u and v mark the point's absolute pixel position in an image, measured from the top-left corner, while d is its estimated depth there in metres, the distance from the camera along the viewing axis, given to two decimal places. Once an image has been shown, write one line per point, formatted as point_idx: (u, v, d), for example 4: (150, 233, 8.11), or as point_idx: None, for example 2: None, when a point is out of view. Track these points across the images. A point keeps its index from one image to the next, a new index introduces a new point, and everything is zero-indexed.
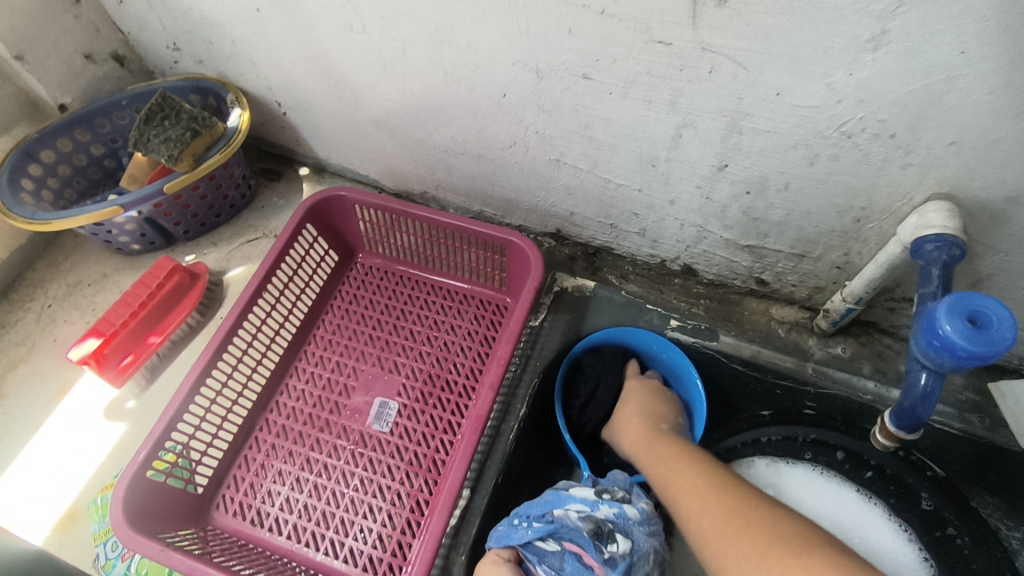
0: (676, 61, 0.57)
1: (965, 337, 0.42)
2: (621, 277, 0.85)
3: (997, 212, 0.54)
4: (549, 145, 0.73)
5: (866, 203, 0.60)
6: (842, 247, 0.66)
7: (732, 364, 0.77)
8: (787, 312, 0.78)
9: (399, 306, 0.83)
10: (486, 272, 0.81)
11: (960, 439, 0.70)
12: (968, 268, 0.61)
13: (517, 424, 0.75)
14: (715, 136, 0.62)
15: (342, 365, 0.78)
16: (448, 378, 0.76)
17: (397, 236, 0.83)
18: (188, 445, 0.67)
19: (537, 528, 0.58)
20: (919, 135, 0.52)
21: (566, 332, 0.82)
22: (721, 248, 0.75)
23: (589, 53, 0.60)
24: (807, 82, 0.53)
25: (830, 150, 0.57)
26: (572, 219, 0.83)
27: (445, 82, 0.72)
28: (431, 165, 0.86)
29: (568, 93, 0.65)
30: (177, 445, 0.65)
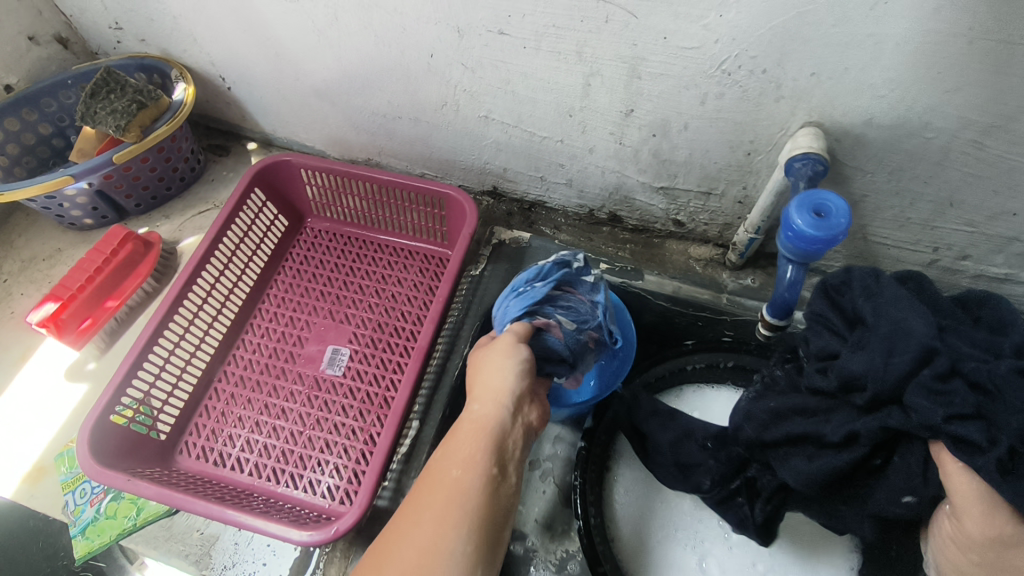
0: (577, 13, 0.60)
1: (812, 226, 0.48)
2: (555, 228, 0.91)
3: (858, 135, 0.62)
4: (477, 102, 0.77)
5: (752, 136, 0.67)
6: (740, 180, 0.73)
7: (658, 301, 0.86)
8: (703, 250, 0.86)
9: (348, 263, 0.88)
10: (428, 227, 0.87)
11: None
12: (843, 190, 0.69)
13: (461, 360, 0.80)
14: (619, 83, 0.67)
15: (296, 319, 0.83)
16: (395, 324, 0.82)
17: (343, 198, 0.88)
18: (148, 395, 0.73)
19: (522, 300, 0.67)
20: (785, 68, 0.58)
21: (505, 280, 0.87)
22: (639, 192, 0.81)
23: (501, 9, 0.63)
24: (688, 25, 0.58)
25: (715, 89, 0.63)
26: (505, 175, 0.88)
27: (377, 46, 0.74)
28: (372, 132, 0.89)
29: (487, 50, 0.69)
30: (136, 398, 0.72)
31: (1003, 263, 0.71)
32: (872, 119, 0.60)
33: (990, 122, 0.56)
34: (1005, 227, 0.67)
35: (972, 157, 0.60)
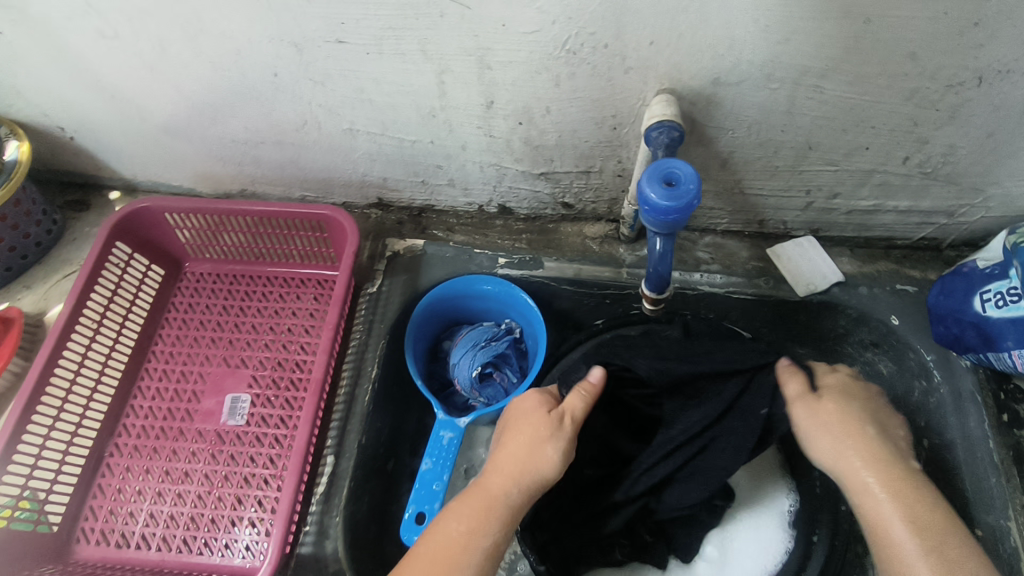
0: (409, 11, 0.58)
1: (667, 198, 0.48)
2: (448, 230, 0.89)
3: (710, 95, 0.62)
4: (336, 116, 0.73)
5: (614, 110, 0.66)
6: (613, 155, 0.73)
7: (562, 286, 0.85)
8: (597, 228, 0.86)
9: (237, 303, 0.83)
10: (314, 251, 0.83)
11: (756, 301, 0.82)
12: (711, 150, 0.70)
13: (370, 385, 0.78)
14: (472, 76, 0.65)
15: (188, 373, 0.78)
16: (294, 360, 0.78)
17: (218, 236, 0.83)
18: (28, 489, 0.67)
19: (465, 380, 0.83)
20: (625, 40, 0.58)
21: (405, 291, 0.84)
22: (522, 181, 0.80)
23: (332, 18, 0.60)
24: (522, 9, 0.56)
25: (566, 69, 0.62)
26: (386, 184, 0.85)
27: (215, 72, 0.69)
28: (238, 161, 0.84)
29: (331, 61, 0.65)
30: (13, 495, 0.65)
31: (870, 196, 0.74)
32: (719, 78, 0.60)
33: (823, 65, 0.58)
34: (862, 162, 0.69)
35: (816, 101, 0.62)
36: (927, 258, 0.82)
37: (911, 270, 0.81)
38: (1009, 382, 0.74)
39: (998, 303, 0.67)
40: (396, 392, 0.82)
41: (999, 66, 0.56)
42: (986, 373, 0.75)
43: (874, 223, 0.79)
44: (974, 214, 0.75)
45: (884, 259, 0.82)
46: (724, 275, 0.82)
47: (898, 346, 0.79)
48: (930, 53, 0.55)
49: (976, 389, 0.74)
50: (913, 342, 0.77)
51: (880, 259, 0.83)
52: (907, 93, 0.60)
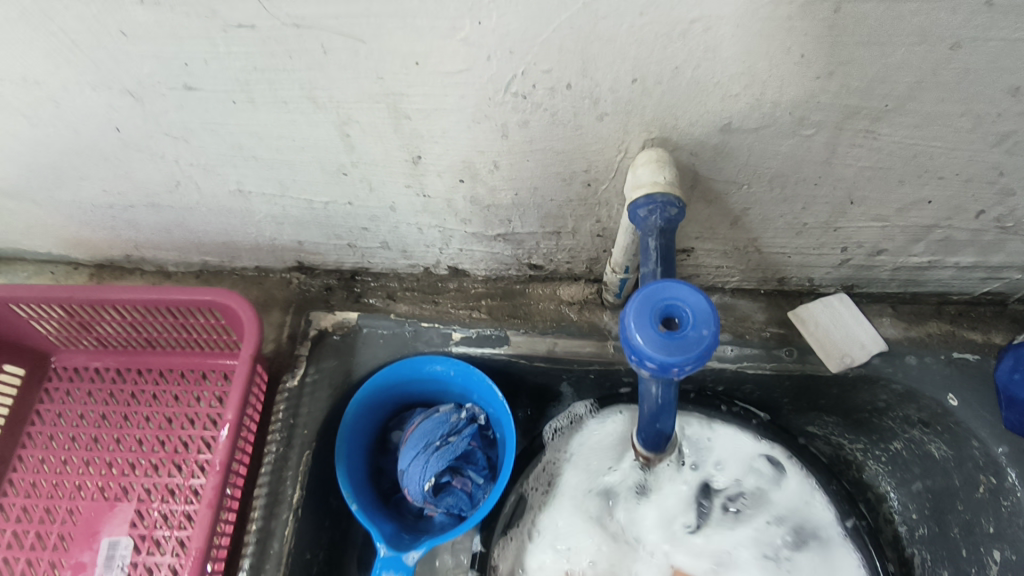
0: (277, 46, 0.39)
1: (665, 346, 0.30)
2: (388, 297, 0.71)
3: (719, 144, 0.44)
4: (217, 176, 0.55)
5: (586, 164, 0.48)
6: (590, 214, 0.55)
7: (534, 365, 0.67)
8: (574, 290, 0.69)
9: (120, 409, 0.65)
10: (215, 338, 0.65)
11: (777, 376, 0.65)
12: (719, 207, 0.52)
13: (291, 514, 0.60)
14: (385, 128, 0.46)
15: (53, 510, 0.61)
16: (192, 486, 0.60)
17: (88, 325, 0.64)
18: None
19: (421, 494, 0.66)
20: (595, 78, 0.39)
21: (335, 382, 0.66)
22: (475, 243, 0.62)
23: (169, 56, 0.41)
24: (439, 41, 0.37)
25: (515, 117, 0.44)
26: (303, 248, 0.67)
27: (36, 127, 0.50)
28: (110, 227, 0.65)
29: (187, 112, 0.47)
30: None
31: (925, 251, 0.57)
32: (731, 125, 0.42)
33: (883, 105, 0.40)
34: (921, 216, 0.52)
35: (867, 149, 0.44)
36: (989, 315, 0.66)
37: (970, 333, 0.65)
38: None
39: None
40: (325, 512, 0.65)
41: None
42: None
43: (925, 280, 0.62)
44: None
45: (935, 319, 0.66)
46: (737, 346, 0.65)
47: (956, 431, 0.63)
48: None
49: None
50: (977, 429, 0.61)
51: (931, 319, 0.66)
52: (997, 137, 0.42)
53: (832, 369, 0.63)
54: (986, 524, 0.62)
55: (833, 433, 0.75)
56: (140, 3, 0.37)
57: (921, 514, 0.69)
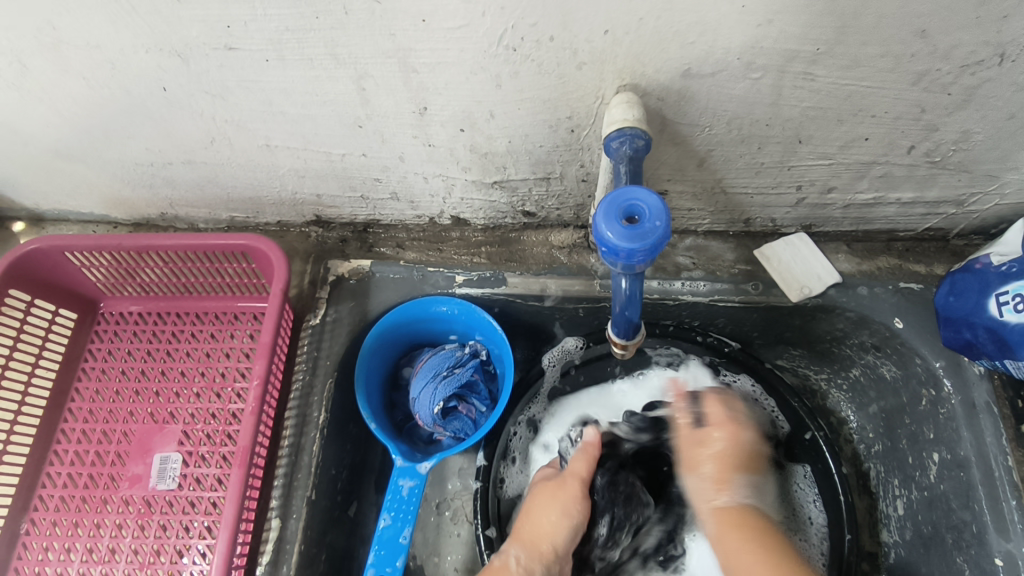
0: (306, 9, 0.47)
1: (628, 238, 0.38)
2: (398, 246, 0.79)
3: (681, 89, 0.52)
4: (248, 132, 0.62)
5: (569, 111, 0.56)
6: (574, 159, 0.63)
7: (529, 303, 0.75)
8: (564, 236, 0.77)
9: (163, 346, 0.73)
10: (245, 282, 0.73)
11: (745, 308, 0.73)
12: (686, 149, 0.60)
13: (318, 432, 0.69)
14: (396, 81, 0.54)
15: (110, 432, 0.69)
16: (230, 409, 0.69)
17: (133, 272, 0.72)
18: None
19: (430, 418, 0.74)
20: (573, 31, 0.47)
21: (353, 320, 0.75)
22: (474, 191, 0.70)
23: (214, 19, 0.49)
24: (442, 0, 0.45)
25: (507, 68, 0.51)
26: (321, 201, 0.75)
27: (93, 88, 0.58)
28: (149, 184, 0.73)
29: (226, 71, 0.54)
30: None
31: (870, 188, 0.65)
32: (689, 70, 0.50)
33: (814, 49, 0.48)
34: (861, 153, 0.60)
35: (806, 90, 0.52)
36: (933, 250, 0.74)
37: (915, 265, 0.73)
38: None
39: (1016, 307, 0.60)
40: (346, 435, 0.74)
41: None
42: (1001, 379, 0.67)
43: (874, 217, 0.70)
44: (986, 202, 0.66)
45: (885, 254, 0.74)
46: (709, 282, 0.73)
47: (902, 351, 0.71)
48: (943, 28, 0.45)
49: (991, 400, 0.66)
50: (919, 348, 0.69)
51: (881, 254, 0.74)
52: (914, 77, 0.50)
53: (792, 299, 0.72)
54: (929, 432, 0.70)
55: (799, 365, 0.83)
56: None
57: (876, 432, 0.78)
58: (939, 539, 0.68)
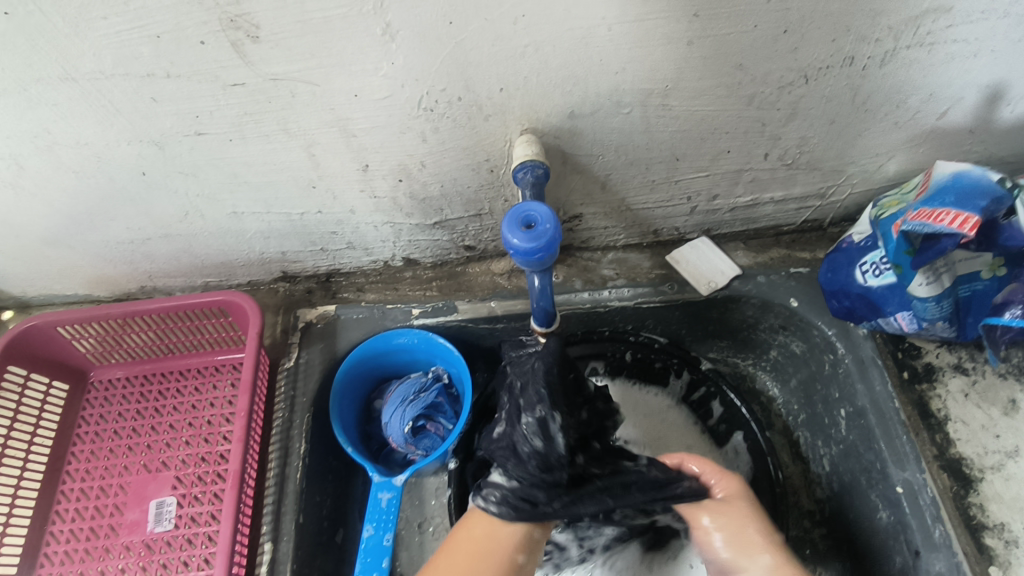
0: (260, 96, 0.59)
1: (531, 240, 0.49)
2: (358, 290, 0.89)
3: (570, 128, 0.65)
4: (218, 202, 0.73)
5: (486, 155, 0.68)
6: (499, 195, 0.75)
7: (479, 326, 0.85)
8: (503, 264, 0.88)
9: (151, 404, 0.81)
10: (224, 336, 0.82)
11: (666, 306, 0.85)
12: (588, 175, 0.73)
13: (301, 461, 0.76)
14: (340, 145, 0.65)
15: (107, 486, 0.75)
16: (219, 451, 0.76)
17: (119, 339, 0.81)
18: None
19: (400, 440, 0.82)
20: (476, 91, 0.60)
21: (324, 359, 0.83)
22: (419, 233, 0.81)
23: (185, 113, 0.60)
24: (368, 78, 0.57)
25: (428, 126, 0.64)
26: (286, 257, 0.85)
27: (81, 180, 0.68)
28: (129, 261, 0.82)
29: (197, 152, 0.65)
30: None
31: (746, 192, 0.78)
32: (573, 112, 0.63)
33: (664, 86, 0.61)
34: (729, 163, 0.73)
35: (668, 117, 0.65)
36: (814, 238, 0.87)
37: (801, 253, 0.86)
38: (903, 340, 0.78)
39: (875, 273, 0.73)
40: (324, 465, 0.81)
41: (818, 64, 0.60)
42: (882, 336, 0.78)
43: (758, 215, 0.83)
44: (842, 192, 0.80)
45: (775, 247, 0.87)
46: (632, 288, 0.84)
47: (802, 326, 0.83)
48: (754, 61, 0.59)
49: (876, 353, 0.77)
50: (814, 321, 0.81)
51: (772, 247, 0.87)
52: (746, 99, 0.64)
53: (703, 293, 0.84)
54: (835, 392, 0.81)
55: (728, 355, 0.95)
56: (167, 77, 0.56)
57: (799, 403, 0.89)
58: (857, 483, 0.78)
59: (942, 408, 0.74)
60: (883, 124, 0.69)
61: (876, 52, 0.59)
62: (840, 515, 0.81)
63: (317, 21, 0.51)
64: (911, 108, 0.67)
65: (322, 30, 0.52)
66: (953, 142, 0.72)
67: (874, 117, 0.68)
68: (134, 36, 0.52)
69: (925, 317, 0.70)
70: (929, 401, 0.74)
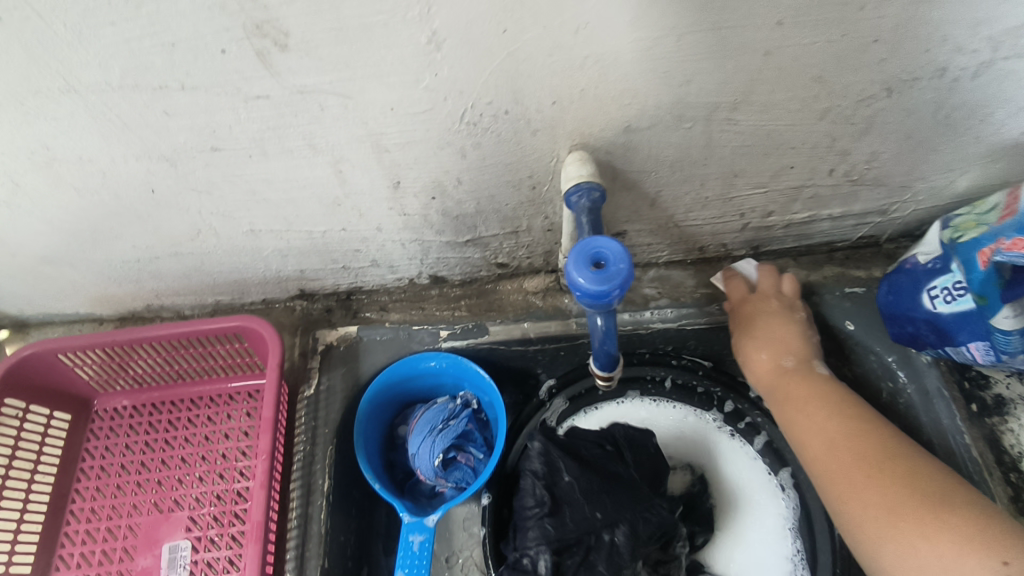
0: (285, 109, 0.52)
1: (597, 281, 0.44)
2: (381, 309, 0.83)
3: (624, 143, 0.59)
4: (233, 220, 0.67)
5: (529, 172, 0.62)
6: (539, 212, 0.69)
7: (511, 348, 0.79)
8: (537, 282, 0.82)
9: (160, 435, 0.75)
10: (238, 362, 0.76)
11: (712, 328, 0.80)
12: (638, 192, 0.67)
13: (324, 500, 0.71)
14: (371, 161, 0.59)
15: (115, 528, 0.70)
16: (235, 489, 0.71)
17: (125, 366, 0.75)
18: None
19: (430, 475, 0.77)
20: (526, 104, 0.54)
21: (346, 386, 0.78)
22: (449, 251, 0.75)
23: (201, 127, 0.54)
24: (408, 90, 0.51)
25: (470, 141, 0.57)
26: (305, 275, 0.79)
27: (83, 198, 0.62)
28: (135, 279, 0.76)
29: (212, 169, 0.59)
30: None
31: (803, 208, 0.73)
32: (629, 126, 0.57)
33: (733, 99, 0.55)
34: (790, 180, 0.67)
35: (733, 132, 0.59)
36: (870, 255, 0.82)
37: (856, 271, 0.80)
38: (970, 369, 0.73)
39: (947, 299, 0.66)
40: (349, 501, 0.76)
41: (906, 76, 0.54)
42: (947, 364, 0.73)
43: (813, 232, 0.78)
44: (906, 208, 0.74)
45: (828, 264, 0.81)
46: (676, 308, 0.79)
47: (857, 351, 0.77)
48: (836, 73, 0.53)
49: (942, 384, 0.72)
50: (872, 345, 0.76)
51: (825, 264, 0.81)
52: (821, 113, 0.58)
53: None
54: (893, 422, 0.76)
55: None
56: (182, 89, 0.50)
57: None
58: None
59: (1015, 444, 0.69)
60: (963, 139, 0.63)
61: (971, 64, 0.53)
62: None
63: (354, 28, 0.45)
64: (996, 122, 0.61)
65: (359, 37, 0.46)
66: None
67: (955, 132, 0.62)
68: (145, 43, 0.46)
69: (1004, 351, 0.63)
70: (1002, 436, 0.70)
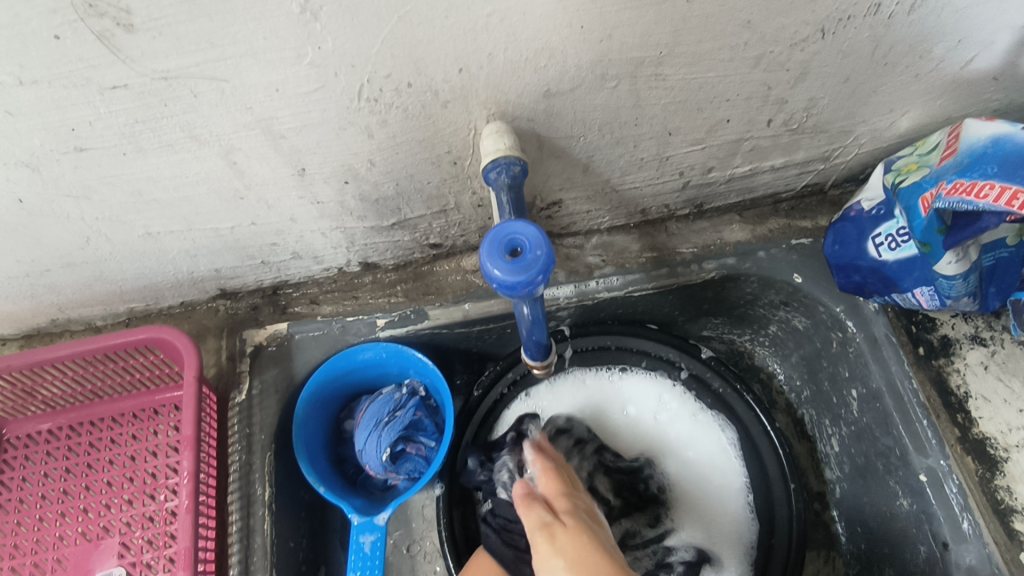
0: (151, 98, 0.45)
1: (513, 273, 0.40)
2: (312, 302, 0.78)
3: (546, 109, 0.54)
4: (125, 224, 0.60)
5: (447, 147, 0.57)
6: (465, 188, 0.64)
7: (454, 331, 0.75)
8: (475, 259, 0.77)
9: (82, 459, 0.70)
10: (158, 374, 0.71)
11: (660, 292, 0.76)
12: (568, 158, 0.63)
13: (267, 509, 0.67)
14: (267, 150, 0.53)
15: (41, 563, 0.65)
16: (168, 508, 0.66)
17: (32, 389, 0.69)
18: None
19: (380, 470, 0.73)
20: (428, 74, 0.48)
21: (280, 388, 0.73)
22: (375, 236, 0.70)
23: (56, 125, 0.47)
24: (290, 68, 0.45)
25: (374, 118, 0.52)
26: (221, 275, 0.73)
27: None
28: (30, 294, 0.69)
29: (82, 172, 0.52)
30: None
31: (744, 162, 0.69)
32: (550, 90, 0.52)
33: (658, 53, 0.50)
34: (727, 134, 0.63)
35: (662, 89, 0.55)
36: (815, 204, 0.80)
37: (802, 222, 0.78)
38: (916, 312, 0.72)
39: (891, 246, 0.65)
40: (294, 505, 0.72)
41: (839, 15, 0.50)
42: (894, 310, 0.72)
43: (756, 184, 0.75)
44: (849, 153, 0.72)
45: (774, 217, 0.79)
46: (621, 276, 0.75)
47: (807, 302, 0.74)
48: (765, 17, 0.49)
49: (890, 331, 0.71)
50: (821, 297, 0.73)
51: (771, 217, 0.79)
52: (753, 61, 0.54)
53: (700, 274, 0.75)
54: (844, 371, 0.74)
55: (723, 332, 0.86)
56: (20, 84, 0.43)
57: (802, 379, 0.82)
58: (872, 467, 0.72)
59: (962, 384, 0.68)
60: (901, 79, 0.60)
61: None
62: (852, 499, 0.76)
63: None
64: (935, 59, 0.58)
65: (219, 10, 0.40)
66: (973, 92, 0.64)
67: (896, 71, 0.59)
68: None
69: (948, 295, 0.63)
70: (948, 377, 0.68)
